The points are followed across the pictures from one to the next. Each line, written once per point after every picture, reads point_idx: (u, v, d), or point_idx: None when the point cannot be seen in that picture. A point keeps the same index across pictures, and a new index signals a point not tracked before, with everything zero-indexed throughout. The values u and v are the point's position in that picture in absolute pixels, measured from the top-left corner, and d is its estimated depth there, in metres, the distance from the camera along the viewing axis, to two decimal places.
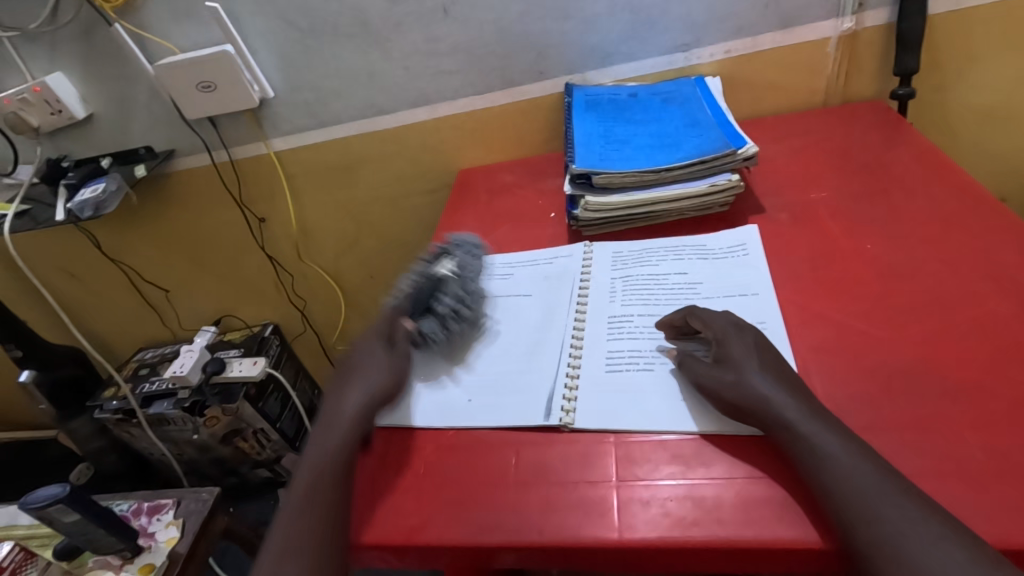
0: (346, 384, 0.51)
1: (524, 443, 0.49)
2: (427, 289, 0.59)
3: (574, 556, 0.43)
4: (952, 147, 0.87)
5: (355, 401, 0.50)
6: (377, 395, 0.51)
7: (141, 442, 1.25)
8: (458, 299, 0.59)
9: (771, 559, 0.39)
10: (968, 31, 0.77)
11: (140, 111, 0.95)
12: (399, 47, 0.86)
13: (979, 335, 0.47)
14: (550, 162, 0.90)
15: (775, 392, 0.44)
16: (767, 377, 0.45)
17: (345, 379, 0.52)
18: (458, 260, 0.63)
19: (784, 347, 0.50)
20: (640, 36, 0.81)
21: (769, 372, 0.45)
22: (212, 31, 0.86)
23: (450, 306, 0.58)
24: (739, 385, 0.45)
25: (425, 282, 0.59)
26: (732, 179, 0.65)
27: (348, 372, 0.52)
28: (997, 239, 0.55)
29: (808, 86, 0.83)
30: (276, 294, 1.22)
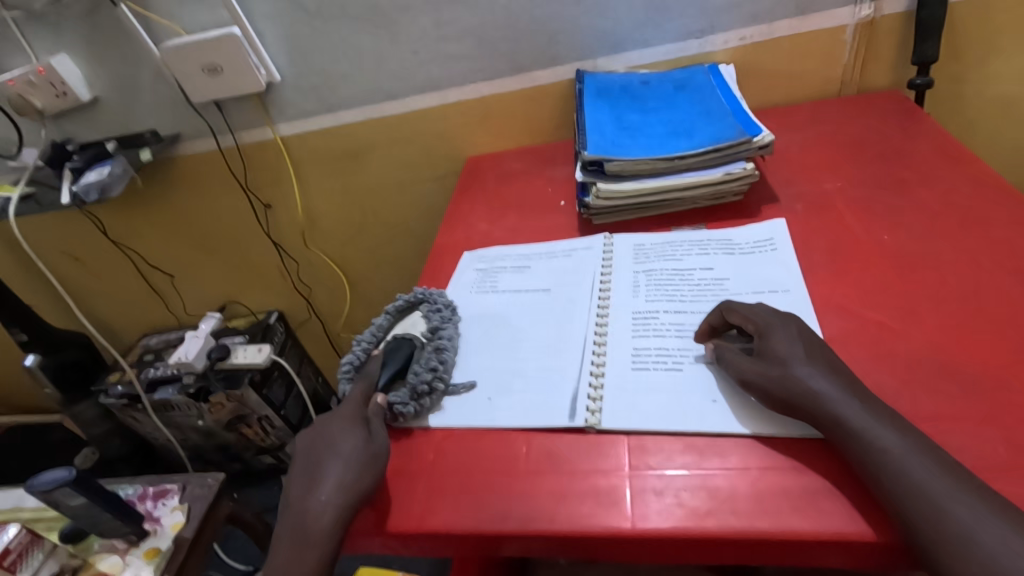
0: (315, 478, 0.45)
1: (542, 437, 0.48)
2: (384, 356, 0.54)
3: (586, 545, 0.42)
4: (968, 138, 0.86)
5: (333, 474, 0.45)
6: (359, 469, 0.45)
7: (146, 427, 1.25)
8: (428, 364, 0.53)
9: (786, 550, 0.39)
10: (987, 20, 0.76)
11: (146, 94, 0.94)
12: (408, 31, 0.85)
13: (1000, 326, 0.47)
14: (560, 149, 0.89)
15: (825, 389, 0.42)
16: (819, 375, 0.43)
17: (312, 473, 0.46)
18: (430, 315, 0.59)
19: None
20: (654, 22, 0.80)
21: (819, 369, 0.44)
22: (218, 13, 0.84)
23: (421, 375, 0.52)
24: (785, 379, 0.43)
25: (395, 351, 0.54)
26: (747, 167, 0.64)
27: (319, 445, 0.47)
28: (1018, 230, 0.54)
29: (823, 75, 0.82)
30: (280, 281, 1.22)
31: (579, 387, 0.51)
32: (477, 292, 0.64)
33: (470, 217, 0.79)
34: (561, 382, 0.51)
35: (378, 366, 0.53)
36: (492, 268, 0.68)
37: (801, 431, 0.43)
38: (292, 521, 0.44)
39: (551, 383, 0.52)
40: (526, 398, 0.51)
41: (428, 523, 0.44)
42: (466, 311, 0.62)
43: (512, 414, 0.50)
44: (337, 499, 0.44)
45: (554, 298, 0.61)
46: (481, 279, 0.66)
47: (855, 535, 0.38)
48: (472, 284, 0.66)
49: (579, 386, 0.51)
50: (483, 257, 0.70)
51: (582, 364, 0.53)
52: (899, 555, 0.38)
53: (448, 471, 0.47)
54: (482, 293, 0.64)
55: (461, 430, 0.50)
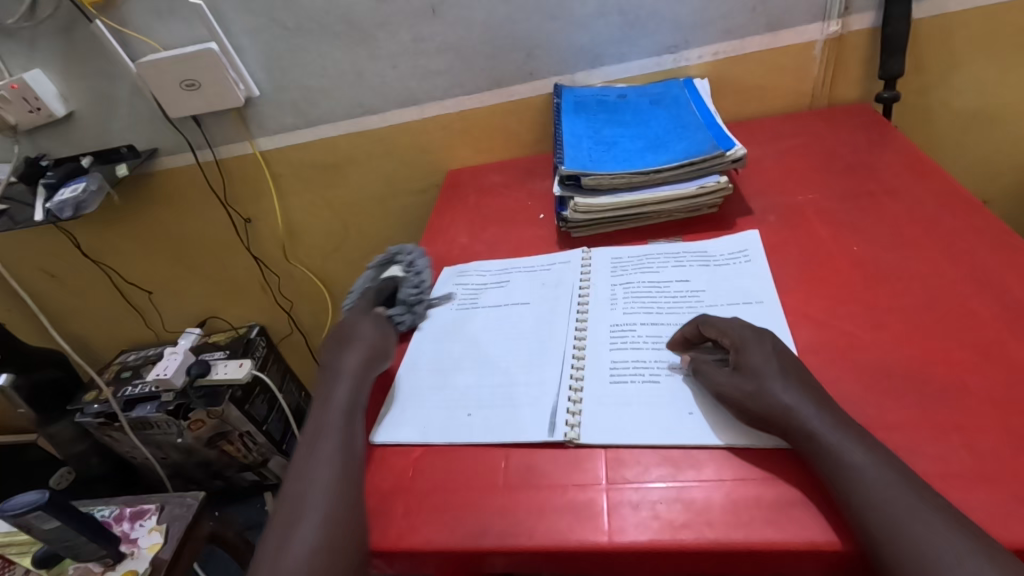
0: (344, 352, 0.56)
1: (523, 452, 0.48)
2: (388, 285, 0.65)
3: (565, 560, 0.42)
4: (934, 149, 0.88)
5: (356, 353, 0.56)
6: (366, 357, 0.56)
7: (123, 446, 1.23)
8: (413, 284, 0.65)
9: (760, 560, 0.40)
10: (950, 36, 0.78)
11: (122, 109, 0.94)
12: (387, 46, 0.85)
13: (963, 334, 0.48)
14: (539, 162, 0.90)
15: (798, 403, 0.43)
16: (791, 388, 0.44)
17: (339, 349, 0.57)
18: (407, 260, 0.69)
19: None
20: (629, 38, 0.82)
21: (789, 380, 0.45)
22: (196, 28, 0.84)
23: (409, 293, 0.64)
24: (760, 395, 0.44)
25: (384, 283, 0.65)
26: (721, 181, 0.65)
27: (337, 346, 0.57)
28: (980, 240, 0.56)
29: (794, 89, 0.84)
30: (261, 295, 1.21)
31: (559, 401, 0.51)
32: (456, 308, 0.65)
33: (451, 231, 0.80)
34: (541, 395, 0.52)
35: (383, 290, 0.65)
36: (471, 284, 0.68)
37: (776, 443, 0.44)
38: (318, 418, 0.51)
39: (529, 396, 0.52)
40: (506, 411, 0.51)
41: (405, 540, 0.44)
42: (446, 327, 0.62)
43: (490, 430, 0.50)
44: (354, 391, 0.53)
45: (534, 312, 0.61)
46: (461, 295, 0.67)
47: (827, 544, 0.38)
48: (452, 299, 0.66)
49: (558, 400, 0.51)
50: (463, 272, 0.70)
51: (562, 377, 0.53)
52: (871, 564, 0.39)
53: (426, 489, 0.47)
54: (461, 309, 0.64)
55: (441, 446, 0.50)
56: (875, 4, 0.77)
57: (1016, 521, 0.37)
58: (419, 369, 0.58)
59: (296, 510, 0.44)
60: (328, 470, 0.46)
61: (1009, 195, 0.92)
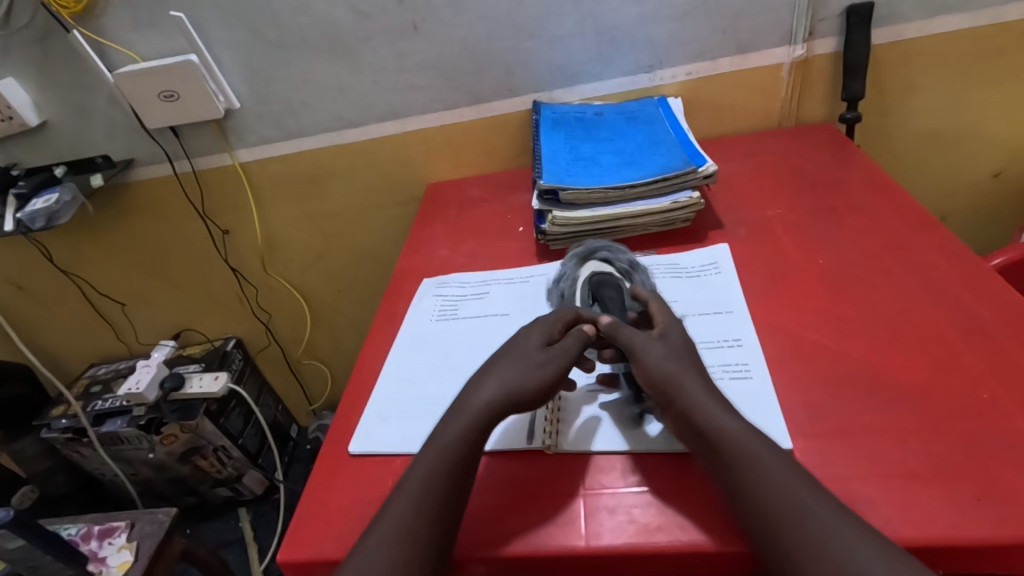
0: (492, 371, 0.50)
1: (506, 462, 0.49)
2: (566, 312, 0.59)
3: (543, 566, 0.43)
4: (895, 168, 0.93)
5: (504, 374, 0.49)
6: (516, 384, 0.48)
7: (92, 463, 1.19)
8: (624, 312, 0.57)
9: (731, 561, 0.41)
10: (907, 61, 0.82)
11: (99, 119, 0.93)
12: (368, 61, 0.86)
13: (921, 342, 0.51)
14: (517, 176, 0.92)
15: (708, 398, 0.45)
16: None
17: (492, 366, 0.50)
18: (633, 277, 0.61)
19: (758, 365, 0.52)
20: (605, 57, 0.84)
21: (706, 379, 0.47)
22: (176, 40, 0.84)
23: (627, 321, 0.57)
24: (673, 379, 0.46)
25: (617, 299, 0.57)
26: (693, 196, 0.68)
27: (506, 353, 0.51)
28: (935, 254, 0.59)
29: (763, 108, 0.87)
30: (239, 307, 1.20)
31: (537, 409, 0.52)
32: (437, 320, 0.66)
33: (431, 243, 0.81)
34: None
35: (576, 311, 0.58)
36: (450, 296, 0.69)
37: None
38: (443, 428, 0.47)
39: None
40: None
41: None
42: (426, 338, 0.63)
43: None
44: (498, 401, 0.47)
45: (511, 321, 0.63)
46: (441, 307, 0.68)
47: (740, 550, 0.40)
48: (431, 311, 0.67)
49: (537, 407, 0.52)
50: (442, 284, 0.71)
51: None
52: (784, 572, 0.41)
53: None
54: (442, 321, 0.65)
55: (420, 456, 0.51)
56: (837, 30, 0.81)
57: (968, 518, 0.38)
58: (401, 379, 0.59)
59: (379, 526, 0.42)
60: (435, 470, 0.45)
61: (965, 211, 0.97)
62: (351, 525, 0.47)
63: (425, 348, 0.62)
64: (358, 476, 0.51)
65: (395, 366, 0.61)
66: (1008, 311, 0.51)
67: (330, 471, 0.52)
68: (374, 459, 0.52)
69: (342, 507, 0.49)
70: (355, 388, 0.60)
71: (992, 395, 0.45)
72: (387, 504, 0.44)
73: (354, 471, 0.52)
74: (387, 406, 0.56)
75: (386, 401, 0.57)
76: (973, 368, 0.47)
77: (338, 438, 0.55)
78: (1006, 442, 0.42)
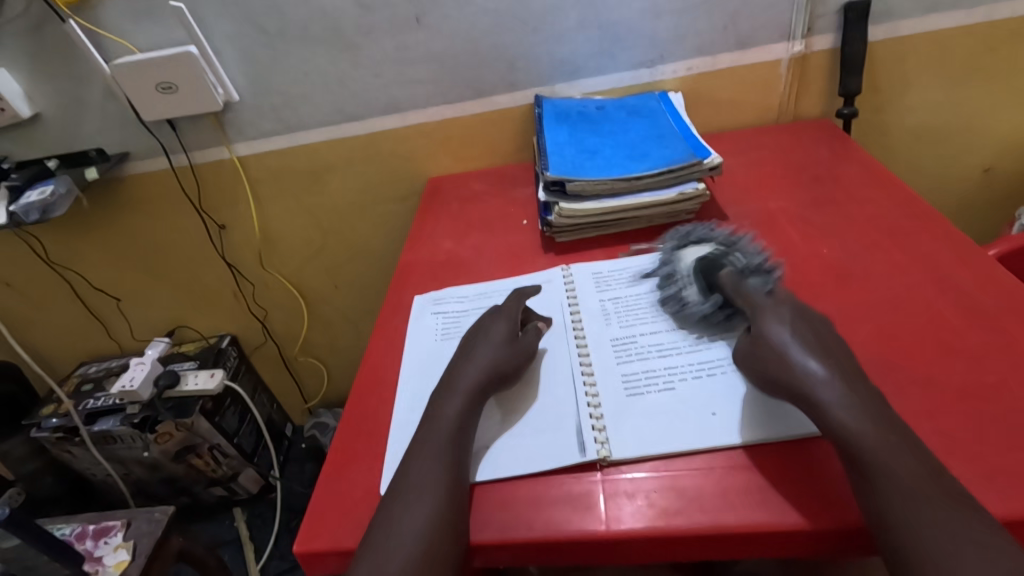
0: (472, 348, 0.54)
1: (557, 479, 0.47)
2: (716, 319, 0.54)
3: (564, 549, 0.44)
4: (891, 161, 0.94)
5: (484, 355, 0.53)
6: (490, 372, 0.52)
7: (82, 463, 1.17)
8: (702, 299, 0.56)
9: (749, 543, 0.41)
10: (903, 58, 0.84)
11: (93, 111, 0.91)
12: (370, 54, 0.86)
13: (929, 329, 0.51)
14: (519, 170, 0.92)
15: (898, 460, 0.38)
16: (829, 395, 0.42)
17: (470, 345, 0.55)
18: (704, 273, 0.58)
19: None
20: (608, 51, 0.85)
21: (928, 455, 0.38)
22: (175, 31, 0.83)
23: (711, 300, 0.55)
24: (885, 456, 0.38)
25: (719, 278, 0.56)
26: (699, 188, 0.68)
27: (471, 341, 0.56)
28: (937, 243, 0.60)
29: (762, 104, 0.88)
30: (233, 303, 1.18)
31: (581, 420, 0.50)
32: (443, 339, 0.62)
33: (435, 237, 0.81)
34: (561, 417, 0.51)
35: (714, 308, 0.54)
36: (450, 312, 0.66)
37: (792, 437, 0.45)
38: (428, 432, 0.48)
39: (549, 420, 0.51)
40: (528, 438, 0.50)
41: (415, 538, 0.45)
42: (433, 361, 0.60)
43: (511, 457, 0.48)
44: (481, 378, 0.51)
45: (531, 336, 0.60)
46: (443, 325, 0.64)
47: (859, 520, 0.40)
48: (434, 331, 0.64)
49: (580, 419, 0.50)
50: (438, 301, 0.68)
51: (578, 401, 0.52)
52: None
53: None
54: (446, 340, 0.62)
55: None
56: (834, 27, 0.82)
57: (978, 494, 0.39)
58: (416, 403, 0.56)
59: (390, 534, 0.42)
60: (445, 477, 0.45)
61: (956, 205, 0.99)
62: (368, 515, 0.47)
63: (435, 371, 0.59)
64: (371, 465, 0.51)
65: (405, 390, 0.57)
66: (1008, 297, 0.52)
67: (342, 462, 0.52)
68: (384, 453, 0.52)
69: (355, 498, 0.49)
70: (365, 383, 0.60)
71: (999, 377, 0.46)
72: (410, 492, 0.44)
73: (368, 461, 0.52)
74: (410, 430, 0.53)
75: (408, 423, 0.54)
76: (976, 352, 0.48)
77: (347, 433, 0.55)
78: (1015, 422, 0.43)
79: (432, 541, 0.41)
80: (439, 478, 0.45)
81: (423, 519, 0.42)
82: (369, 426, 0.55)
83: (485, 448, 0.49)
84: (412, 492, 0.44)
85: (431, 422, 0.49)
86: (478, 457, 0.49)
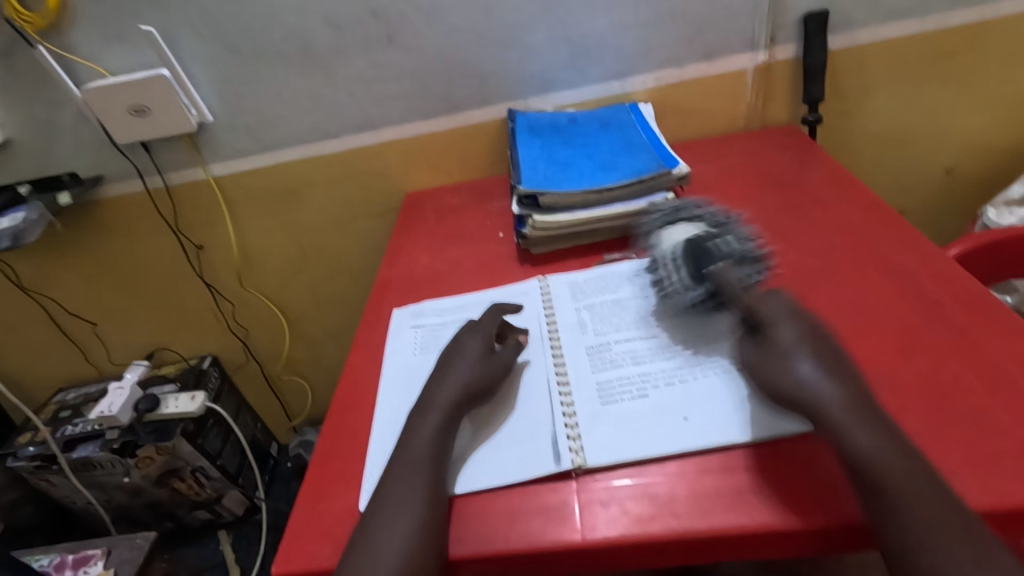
0: (451, 365, 0.55)
1: (534, 490, 0.47)
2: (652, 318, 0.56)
3: (541, 561, 0.44)
4: (857, 166, 0.97)
5: (462, 371, 0.54)
6: (468, 386, 0.52)
7: (62, 491, 1.15)
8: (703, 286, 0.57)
9: (720, 546, 0.42)
10: (863, 65, 0.87)
11: (65, 135, 0.91)
12: (344, 73, 0.87)
13: (893, 329, 0.53)
14: (495, 183, 0.93)
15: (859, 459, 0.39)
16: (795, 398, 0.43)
17: (448, 361, 0.56)
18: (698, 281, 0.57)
19: None
20: (578, 65, 0.86)
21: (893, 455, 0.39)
22: (146, 54, 0.84)
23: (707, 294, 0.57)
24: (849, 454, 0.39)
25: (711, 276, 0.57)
26: (668, 197, 0.70)
27: (449, 359, 0.56)
28: (899, 245, 0.62)
29: (730, 113, 0.90)
30: (214, 323, 1.17)
31: (557, 430, 0.51)
32: (421, 353, 0.63)
33: (412, 252, 0.81)
34: (538, 427, 0.51)
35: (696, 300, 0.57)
36: (428, 326, 0.66)
37: (759, 440, 0.46)
38: (406, 448, 0.49)
39: (525, 431, 0.51)
40: (505, 450, 0.50)
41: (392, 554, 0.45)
42: (413, 374, 0.60)
43: (489, 469, 0.49)
44: (458, 394, 0.52)
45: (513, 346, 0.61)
46: (422, 338, 0.65)
47: (826, 517, 0.40)
48: (413, 344, 0.64)
49: (556, 428, 0.51)
50: (417, 314, 0.69)
51: (553, 411, 0.52)
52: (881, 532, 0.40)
53: None
54: (425, 354, 0.62)
55: None
56: (796, 37, 0.84)
57: None
58: (395, 417, 0.56)
59: (370, 553, 0.42)
60: (422, 494, 0.45)
61: (922, 205, 1.02)
62: (346, 535, 0.47)
63: (414, 385, 0.59)
64: (350, 483, 0.51)
65: (383, 406, 0.58)
66: (967, 295, 0.54)
67: (320, 482, 0.52)
68: (363, 470, 0.52)
69: (333, 517, 0.49)
70: (343, 401, 0.60)
71: (958, 373, 0.48)
72: (389, 510, 0.45)
73: (346, 479, 0.52)
74: (390, 444, 0.53)
75: (386, 439, 0.54)
76: (936, 349, 0.50)
77: (325, 452, 0.55)
78: (974, 418, 0.44)
79: (410, 557, 0.42)
80: (417, 494, 0.45)
81: (402, 537, 0.43)
82: (348, 445, 0.55)
83: (463, 461, 0.50)
84: (391, 510, 0.45)
85: (409, 440, 0.49)
86: (458, 470, 0.49)
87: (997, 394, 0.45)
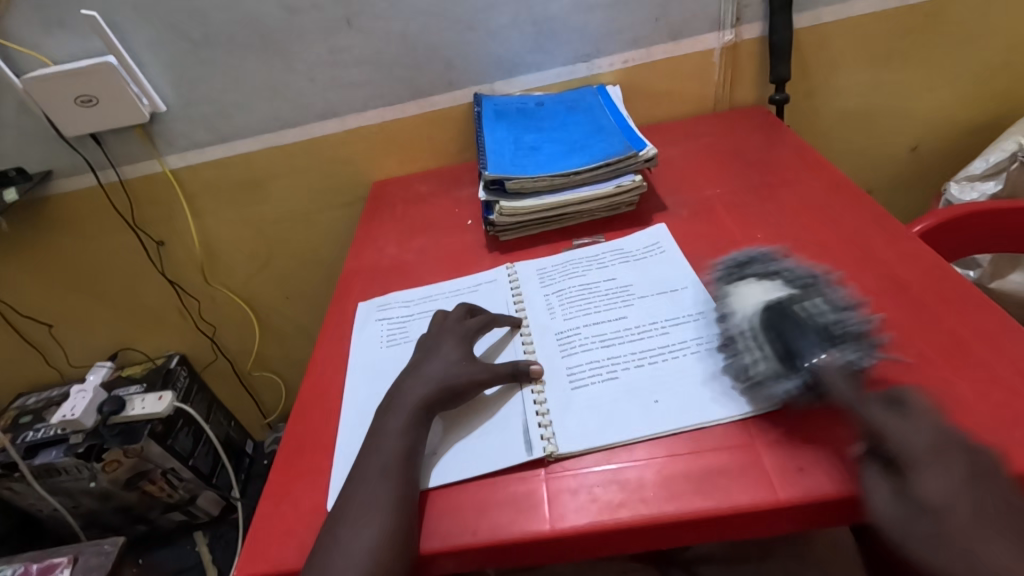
0: (426, 363, 0.53)
1: (505, 480, 0.46)
2: (854, 335, 0.47)
3: (511, 552, 0.43)
4: (824, 145, 0.98)
5: (436, 369, 0.52)
6: (443, 385, 0.51)
7: (26, 498, 1.11)
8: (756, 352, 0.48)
9: (687, 531, 0.42)
10: (828, 44, 0.87)
11: (8, 127, 0.86)
12: (302, 59, 0.84)
13: (859, 306, 0.53)
14: (463, 170, 0.91)
15: None
16: None
17: (423, 359, 0.54)
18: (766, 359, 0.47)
19: None
20: (544, 47, 0.85)
21: None
22: (91, 42, 0.80)
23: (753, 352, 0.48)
24: None
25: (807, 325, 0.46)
26: (636, 179, 0.69)
27: (422, 357, 0.55)
28: (864, 223, 0.62)
29: (698, 94, 0.90)
30: (179, 321, 1.14)
31: (528, 418, 0.50)
32: (387, 346, 0.61)
33: (379, 242, 0.79)
34: (508, 417, 0.51)
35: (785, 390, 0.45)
36: (395, 318, 0.65)
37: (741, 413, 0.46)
38: (374, 444, 0.48)
39: (496, 421, 0.50)
40: (474, 442, 0.49)
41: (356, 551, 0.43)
42: (379, 368, 0.59)
43: (458, 462, 0.48)
44: (433, 392, 0.50)
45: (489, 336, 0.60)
46: (389, 331, 0.63)
47: (792, 496, 0.40)
48: (380, 337, 0.63)
49: (527, 416, 0.50)
50: (383, 306, 0.67)
51: (525, 400, 0.52)
52: (859, 507, 0.40)
53: None
54: (392, 347, 0.61)
55: None
56: (762, 16, 0.84)
57: None
58: (363, 412, 0.55)
59: (336, 553, 0.41)
60: (390, 490, 0.44)
61: (888, 183, 1.03)
62: (311, 535, 0.46)
63: (381, 378, 0.58)
64: (316, 482, 0.50)
65: (351, 400, 0.56)
66: (929, 272, 0.55)
67: (286, 482, 0.51)
68: (329, 467, 0.51)
69: (298, 516, 0.48)
70: (309, 396, 0.58)
71: (921, 349, 0.48)
72: (356, 510, 0.44)
73: (312, 477, 0.51)
74: (359, 440, 0.52)
75: (353, 435, 0.53)
76: (899, 325, 0.50)
77: (289, 450, 0.54)
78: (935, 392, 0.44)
79: (376, 554, 0.41)
80: (386, 491, 0.44)
81: (371, 536, 0.42)
82: (314, 442, 0.54)
83: (434, 455, 0.49)
84: (358, 510, 0.44)
85: (376, 436, 0.48)
86: (429, 464, 0.48)
87: (958, 368, 0.46)
